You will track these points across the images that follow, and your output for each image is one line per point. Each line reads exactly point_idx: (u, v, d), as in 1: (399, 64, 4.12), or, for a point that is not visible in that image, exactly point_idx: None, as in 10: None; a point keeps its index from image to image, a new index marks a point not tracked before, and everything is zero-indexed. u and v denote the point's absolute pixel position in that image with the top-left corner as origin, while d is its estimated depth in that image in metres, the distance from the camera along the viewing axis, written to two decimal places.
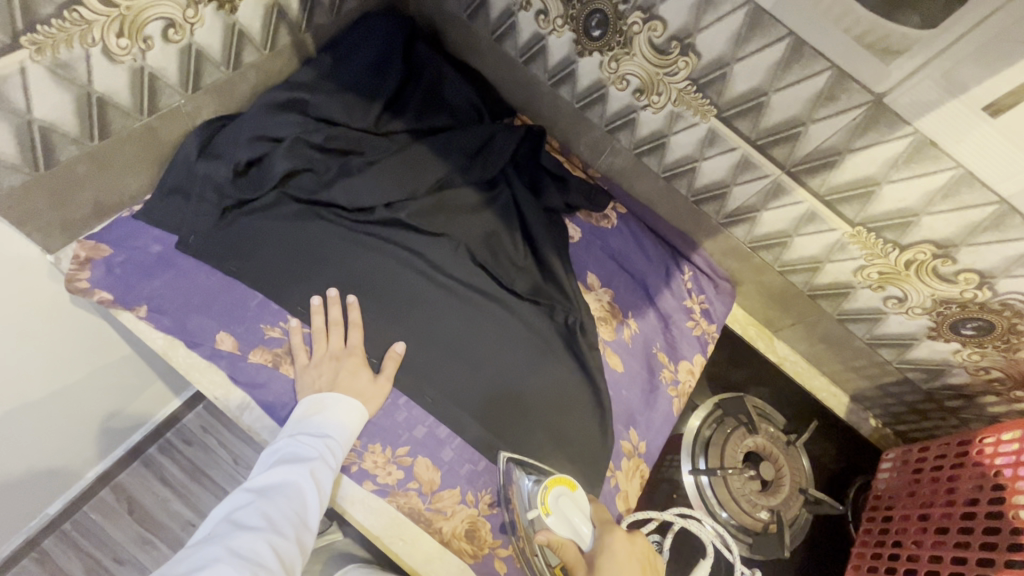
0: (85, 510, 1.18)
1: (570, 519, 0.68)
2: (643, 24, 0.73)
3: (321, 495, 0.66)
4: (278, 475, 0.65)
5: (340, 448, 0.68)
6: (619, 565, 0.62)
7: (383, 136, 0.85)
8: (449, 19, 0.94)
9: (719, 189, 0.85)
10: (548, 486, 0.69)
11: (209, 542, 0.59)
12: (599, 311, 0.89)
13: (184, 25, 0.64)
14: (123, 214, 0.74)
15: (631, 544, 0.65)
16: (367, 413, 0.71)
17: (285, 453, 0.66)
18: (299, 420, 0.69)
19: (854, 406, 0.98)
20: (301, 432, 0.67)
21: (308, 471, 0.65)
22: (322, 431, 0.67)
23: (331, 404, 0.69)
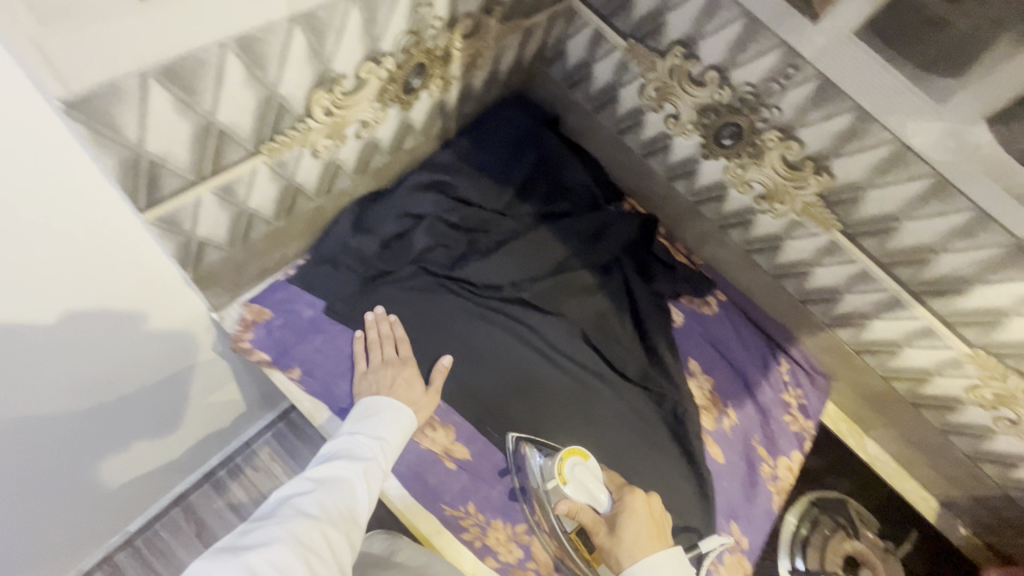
0: (157, 531, 1.13)
1: (586, 485, 0.71)
2: (778, 142, 0.77)
3: (371, 496, 0.66)
4: (333, 469, 0.66)
5: (393, 453, 0.70)
6: (639, 525, 0.69)
7: (511, 217, 0.91)
8: (573, 108, 1.00)
9: (830, 294, 0.88)
10: (564, 457, 0.72)
11: (269, 522, 0.59)
12: (701, 399, 0.91)
13: (372, 123, 0.69)
14: (279, 276, 0.81)
15: (646, 504, 0.72)
16: (415, 422, 0.74)
17: (342, 451, 0.69)
18: (356, 421, 0.72)
19: (945, 513, 0.98)
20: (358, 432, 0.70)
21: (361, 469, 0.66)
22: (377, 434, 0.70)
23: (386, 408, 0.72)
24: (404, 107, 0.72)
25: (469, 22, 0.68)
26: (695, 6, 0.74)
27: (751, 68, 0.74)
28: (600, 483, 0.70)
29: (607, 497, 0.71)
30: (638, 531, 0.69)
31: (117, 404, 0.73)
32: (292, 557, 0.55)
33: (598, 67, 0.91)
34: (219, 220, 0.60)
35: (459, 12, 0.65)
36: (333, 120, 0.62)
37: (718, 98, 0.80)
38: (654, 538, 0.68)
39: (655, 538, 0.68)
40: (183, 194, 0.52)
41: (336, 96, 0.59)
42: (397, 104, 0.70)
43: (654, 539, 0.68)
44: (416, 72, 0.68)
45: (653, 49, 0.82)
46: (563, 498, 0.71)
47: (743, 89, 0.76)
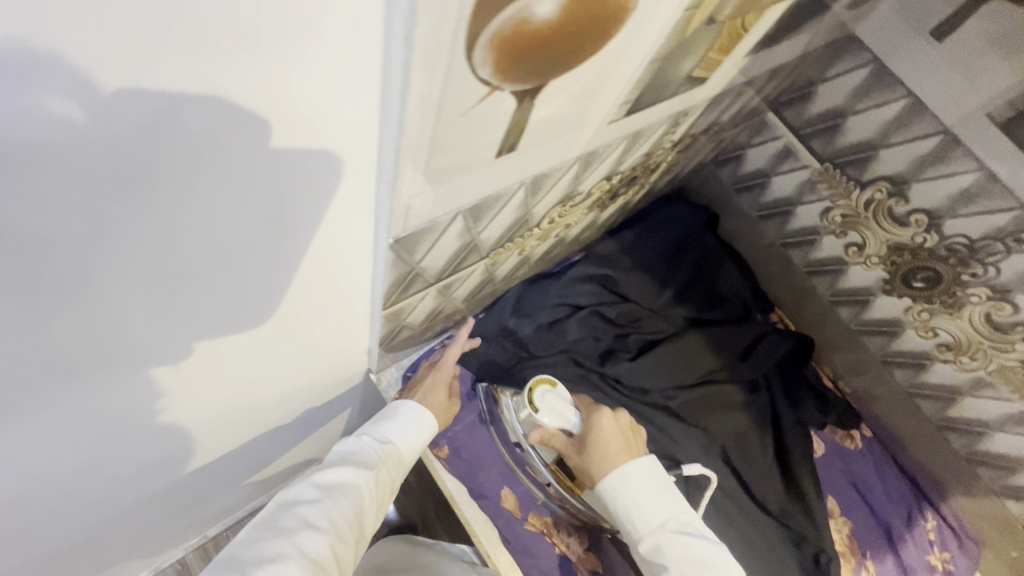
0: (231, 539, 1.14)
1: (558, 411, 0.70)
2: (986, 300, 0.72)
3: (376, 504, 0.60)
4: (339, 471, 0.59)
5: (399, 460, 0.66)
6: (608, 441, 0.67)
7: (665, 318, 0.88)
8: (734, 211, 0.99)
9: (1006, 461, 0.81)
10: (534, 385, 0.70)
11: (274, 534, 0.50)
12: (840, 546, 0.85)
13: (572, 225, 0.69)
14: (435, 344, 0.83)
15: (613, 421, 0.69)
16: (432, 431, 0.72)
17: (346, 452, 0.63)
18: (371, 425, 0.69)
19: None
20: (365, 434, 0.66)
21: (371, 473, 0.61)
22: (387, 438, 0.67)
23: (405, 410, 0.71)
24: (600, 210, 0.72)
25: (688, 141, 0.68)
26: (916, 150, 0.71)
27: (970, 224, 0.70)
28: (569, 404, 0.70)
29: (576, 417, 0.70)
30: (612, 451, 0.66)
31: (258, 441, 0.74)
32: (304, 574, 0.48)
33: (778, 181, 0.89)
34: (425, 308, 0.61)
35: (686, 135, 0.65)
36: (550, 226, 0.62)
37: (918, 242, 0.75)
38: (626, 450, 0.66)
39: (626, 451, 0.66)
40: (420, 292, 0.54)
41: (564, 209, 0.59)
42: (597, 209, 0.70)
43: (627, 454, 0.66)
44: (628, 182, 0.67)
45: (851, 178, 0.79)
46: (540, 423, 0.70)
47: (953, 240, 0.72)
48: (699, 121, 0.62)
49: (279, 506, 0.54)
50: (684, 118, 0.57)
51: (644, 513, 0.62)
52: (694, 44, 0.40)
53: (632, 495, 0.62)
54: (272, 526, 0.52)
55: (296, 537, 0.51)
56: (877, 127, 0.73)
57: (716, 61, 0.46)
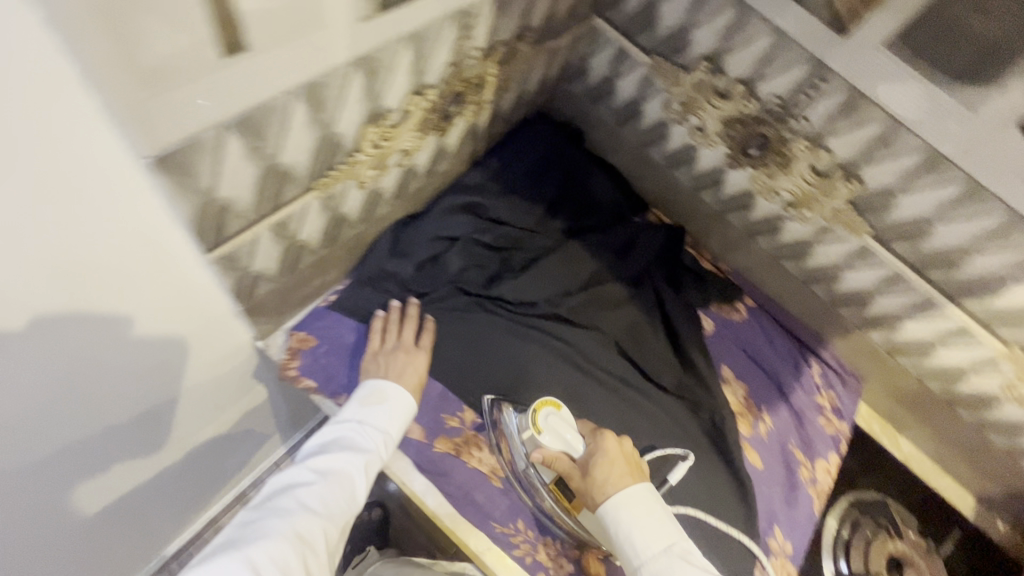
0: None
1: (562, 435, 0.71)
2: (807, 151, 0.79)
3: (369, 486, 0.69)
4: (334, 459, 0.67)
5: (390, 446, 0.72)
6: (611, 465, 0.68)
7: (542, 234, 0.92)
8: (594, 123, 1.02)
9: (860, 297, 0.89)
10: (535, 407, 0.72)
11: (268, 512, 0.61)
12: (737, 407, 0.92)
13: (412, 152, 0.71)
14: (318, 303, 0.82)
15: (616, 445, 0.70)
16: (415, 410, 0.76)
17: (339, 440, 0.70)
18: (361, 407, 0.72)
19: (981, 508, 0.98)
20: (364, 422, 0.71)
21: (361, 463, 0.68)
22: (380, 425, 0.71)
23: (393, 397, 0.74)
24: (439, 134, 0.74)
25: (503, 49, 0.70)
26: (720, 23, 0.76)
27: (779, 81, 0.76)
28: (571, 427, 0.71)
29: (580, 441, 0.71)
30: (612, 471, 0.67)
31: (169, 438, 0.74)
32: (286, 551, 0.57)
33: (622, 83, 0.93)
34: (272, 254, 0.62)
35: (495, 41, 0.67)
36: (379, 152, 0.64)
37: (745, 110, 0.82)
38: (628, 476, 0.67)
39: (628, 474, 0.67)
40: (244, 230, 0.55)
41: (382, 129, 0.60)
42: (434, 132, 0.72)
43: (625, 476, 0.67)
44: (454, 99, 0.69)
45: (678, 64, 0.84)
46: (539, 448, 0.71)
47: (770, 101, 0.78)
48: (500, 24, 0.65)
49: (280, 486, 0.65)
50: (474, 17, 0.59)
51: (648, 539, 0.63)
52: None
53: (637, 520, 0.63)
54: (271, 503, 0.62)
55: (291, 520, 0.60)
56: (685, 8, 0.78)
57: None
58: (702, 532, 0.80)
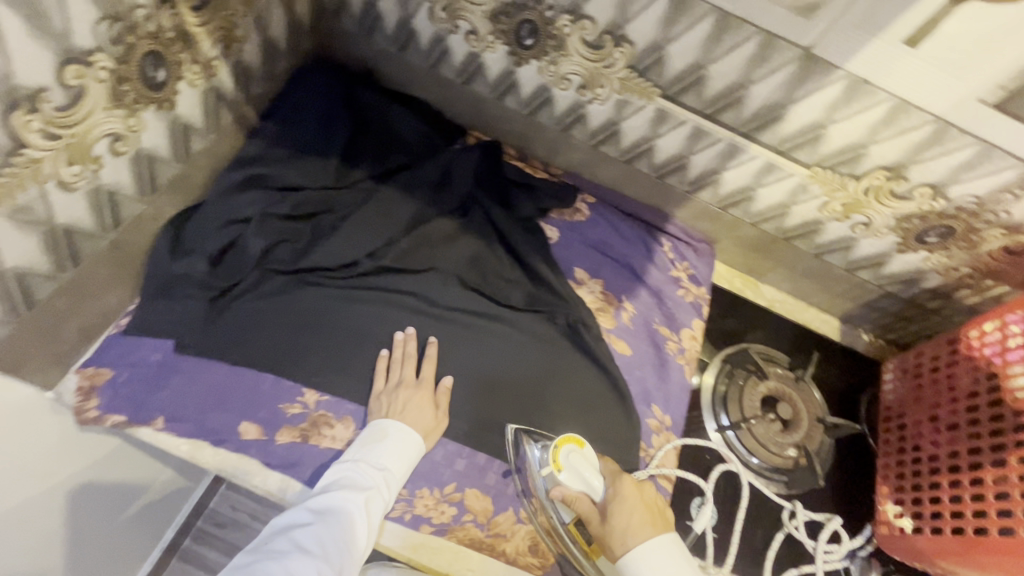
0: None
1: (581, 473, 0.66)
2: (573, 25, 0.75)
3: (372, 528, 0.66)
4: (333, 499, 0.66)
5: (395, 482, 0.70)
6: (629, 511, 0.61)
7: (348, 189, 0.86)
8: (379, 56, 0.94)
9: (678, 161, 0.88)
10: (557, 443, 0.67)
11: (265, 556, 0.60)
12: (595, 304, 0.92)
13: (129, 135, 0.62)
14: (110, 332, 0.73)
15: (637, 492, 0.63)
16: (423, 452, 0.73)
17: (345, 478, 0.68)
18: (361, 448, 0.71)
19: (845, 326, 1.04)
20: (360, 460, 0.69)
21: (362, 501, 0.66)
22: (381, 462, 0.69)
23: (394, 433, 0.71)
24: (161, 107, 0.65)
25: None
26: None
27: None
28: (593, 469, 0.65)
29: (604, 485, 0.65)
30: (633, 517, 0.60)
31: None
32: None
33: (383, 5, 0.86)
34: None
35: None
36: (66, 141, 0.55)
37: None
38: (648, 524, 0.59)
39: (649, 524, 0.59)
40: None
41: (48, 115, 0.52)
42: (148, 105, 0.63)
43: (647, 525, 0.59)
44: (152, 61, 0.60)
45: None
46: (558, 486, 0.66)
47: None
48: None
49: (281, 528, 0.64)
50: None
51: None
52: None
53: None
54: (266, 547, 0.61)
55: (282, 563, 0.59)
56: None
57: None
58: (579, 434, 0.81)
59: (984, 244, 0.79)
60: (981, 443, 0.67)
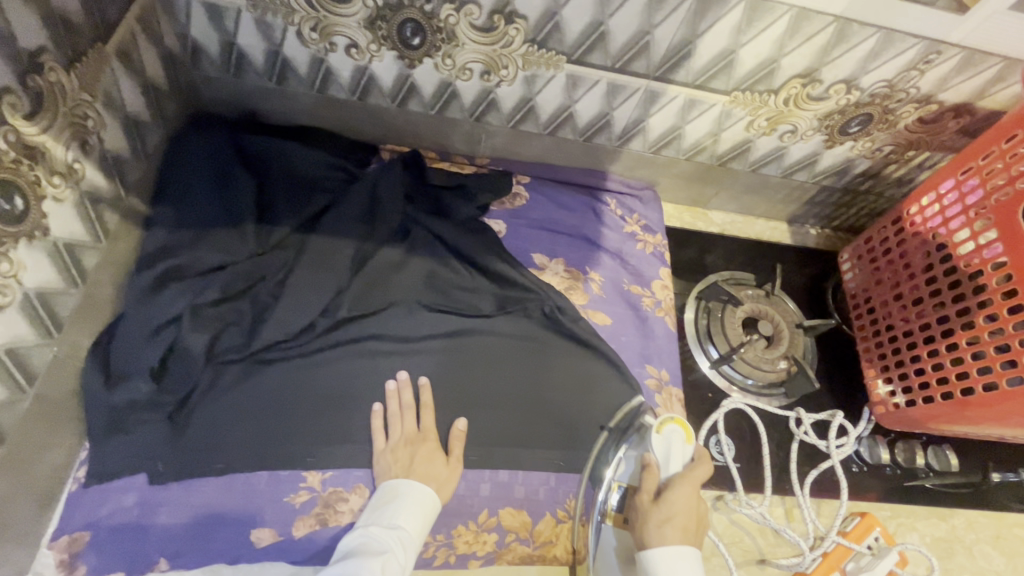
0: None
1: (667, 449, 0.73)
2: (458, 13, 0.70)
3: None
4: (345, 569, 0.61)
5: (412, 543, 0.65)
6: (681, 511, 0.67)
7: (275, 250, 0.78)
8: (256, 95, 0.84)
9: (601, 121, 0.86)
10: (671, 418, 0.75)
11: None
12: (564, 284, 0.90)
13: (7, 282, 0.53)
14: (70, 488, 0.66)
15: (694, 499, 0.69)
16: (439, 506, 0.70)
17: (360, 545, 0.64)
18: (374, 512, 0.68)
19: (793, 227, 1.07)
20: (373, 524, 0.66)
21: (378, 564, 0.61)
22: (394, 523, 0.66)
23: (407, 491, 0.68)
24: (32, 238, 0.56)
25: (21, 97, 0.52)
26: None
27: None
28: (684, 457, 0.73)
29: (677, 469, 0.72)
30: (681, 517, 0.67)
31: None
32: None
33: (243, 41, 0.76)
34: None
35: None
36: None
37: (373, 4, 0.70)
38: (686, 532, 0.66)
39: (687, 533, 0.66)
40: None
41: None
42: (16, 242, 0.54)
43: (686, 534, 0.65)
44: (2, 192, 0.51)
45: None
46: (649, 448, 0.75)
47: None
48: None
49: None
50: None
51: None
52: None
53: (677, 565, 0.63)
54: None
55: None
56: None
57: None
58: (590, 417, 0.81)
59: (901, 121, 0.82)
60: (949, 311, 0.71)
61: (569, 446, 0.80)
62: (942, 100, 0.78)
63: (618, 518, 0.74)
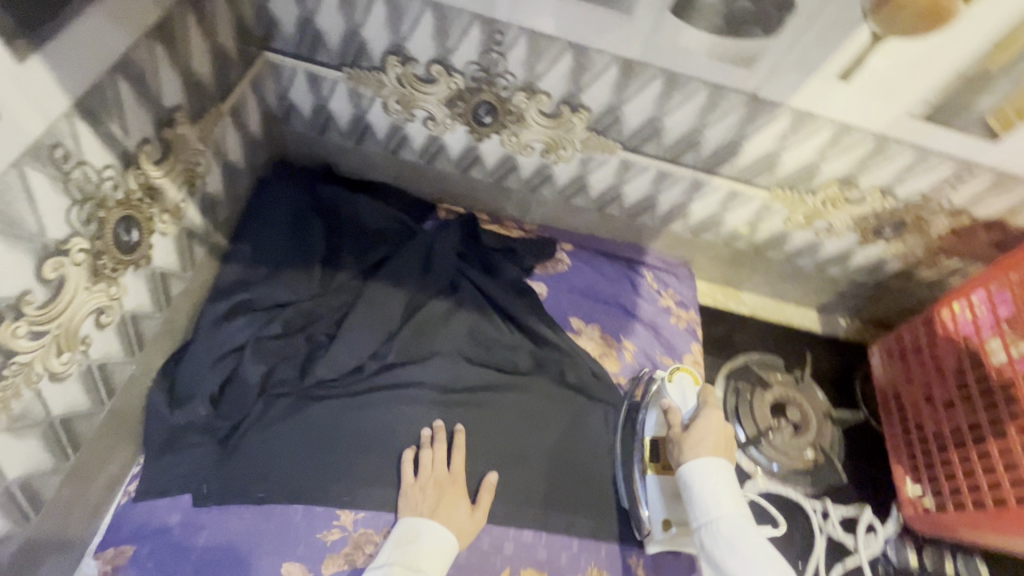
0: None
1: (681, 395, 0.83)
2: (530, 101, 0.78)
3: None
4: None
5: None
6: (705, 430, 0.70)
7: (335, 293, 0.84)
8: (335, 151, 0.93)
9: (647, 201, 0.92)
10: (678, 368, 0.87)
11: None
12: (598, 349, 0.94)
13: (112, 304, 0.59)
14: (120, 500, 0.69)
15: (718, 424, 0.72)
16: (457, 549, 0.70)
17: None
18: (395, 549, 0.68)
19: (823, 316, 1.10)
20: (393, 564, 0.66)
21: None
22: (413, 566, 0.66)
23: (427, 531, 0.69)
24: (138, 266, 0.62)
25: (155, 146, 0.60)
26: (380, 13, 0.70)
27: (466, 49, 0.73)
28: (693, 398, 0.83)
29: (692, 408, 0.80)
30: (711, 439, 0.69)
31: None
32: None
33: (333, 106, 0.85)
34: None
35: (130, 147, 0.56)
36: (49, 336, 0.52)
37: (455, 87, 0.78)
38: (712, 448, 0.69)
39: (716, 450, 0.68)
40: None
41: (31, 316, 0.48)
42: (125, 269, 0.60)
43: (718, 450, 0.68)
44: (125, 226, 0.58)
45: (370, 68, 0.78)
46: (669, 399, 0.83)
47: (470, 69, 0.75)
48: (122, 126, 0.54)
49: None
50: (69, 145, 0.48)
51: (712, 499, 0.63)
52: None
53: (712, 479, 0.65)
54: None
55: None
56: (338, 13, 0.71)
57: None
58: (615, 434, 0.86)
59: (933, 229, 0.86)
60: (983, 419, 0.73)
61: (592, 513, 0.81)
62: (974, 214, 0.82)
63: (658, 467, 0.80)
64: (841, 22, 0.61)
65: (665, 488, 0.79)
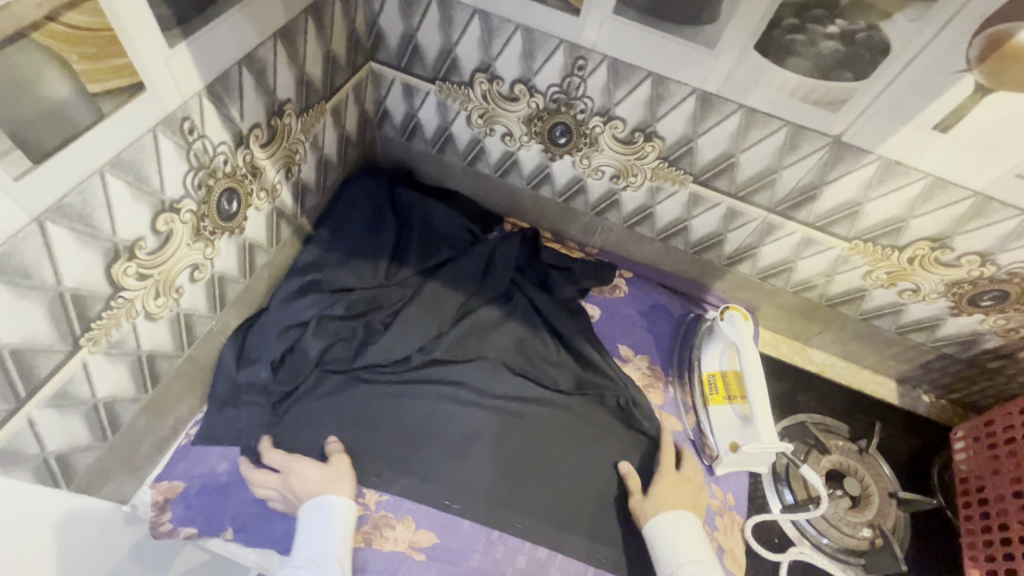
0: None
1: (735, 330, 0.86)
2: (605, 125, 0.80)
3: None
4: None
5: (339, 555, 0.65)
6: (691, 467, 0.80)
7: (396, 286, 0.89)
8: (418, 157, 1.01)
9: (714, 238, 0.90)
10: (729, 307, 0.89)
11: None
12: (643, 380, 0.92)
13: (205, 263, 0.67)
14: (181, 441, 0.76)
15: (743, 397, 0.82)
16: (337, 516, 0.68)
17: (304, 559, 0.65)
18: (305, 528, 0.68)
19: (903, 387, 1.00)
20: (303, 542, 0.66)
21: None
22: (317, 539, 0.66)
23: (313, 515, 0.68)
24: (232, 234, 0.71)
25: (264, 131, 0.68)
26: (474, 34, 0.76)
27: (549, 72, 0.76)
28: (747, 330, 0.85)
29: (745, 341, 0.84)
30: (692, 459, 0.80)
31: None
32: None
33: (423, 115, 0.92)
34: (73, 426, 0.58)
35: (243, 128, 0.64)
36: (153, 280, 0.60)
37: (535, 106, 0.82)
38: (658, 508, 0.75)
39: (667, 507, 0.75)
40: (7, 424, 0.49)
41: (141, 260, 0.56)
42: (222, 234, 0.68)
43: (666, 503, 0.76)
44: (227, 196, 0.66)
45: (459, 83, 0.84)
46: (722, 338, 0.88)
47: (551, 91, 0.79)
48: (239, 110, 0.62)
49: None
50: (195, 120, 0.56)
51: (680, 548, 0.70)
52: (38, 56, 0.39)
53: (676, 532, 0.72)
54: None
55: None
56: (437, 31, 0.78)
57: (122, 65, 0.46)
58: (676, 372, 0.93)
59: None
60: None
61: (607, 543, 0.78)
62: None
63: (720, 399, 0.87)
64: (941, 69, 0.58)
65: (723, 419, 0.85)
